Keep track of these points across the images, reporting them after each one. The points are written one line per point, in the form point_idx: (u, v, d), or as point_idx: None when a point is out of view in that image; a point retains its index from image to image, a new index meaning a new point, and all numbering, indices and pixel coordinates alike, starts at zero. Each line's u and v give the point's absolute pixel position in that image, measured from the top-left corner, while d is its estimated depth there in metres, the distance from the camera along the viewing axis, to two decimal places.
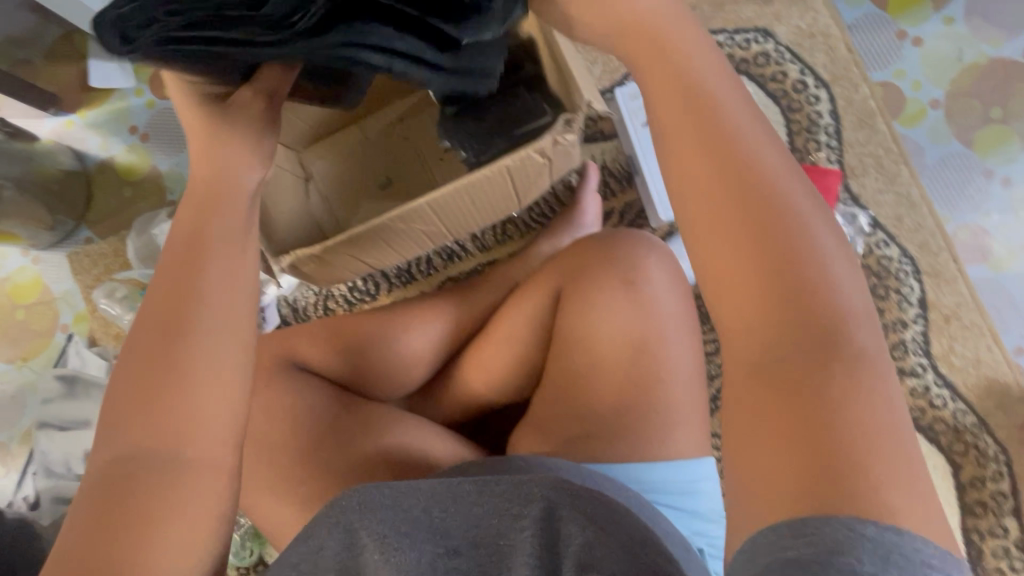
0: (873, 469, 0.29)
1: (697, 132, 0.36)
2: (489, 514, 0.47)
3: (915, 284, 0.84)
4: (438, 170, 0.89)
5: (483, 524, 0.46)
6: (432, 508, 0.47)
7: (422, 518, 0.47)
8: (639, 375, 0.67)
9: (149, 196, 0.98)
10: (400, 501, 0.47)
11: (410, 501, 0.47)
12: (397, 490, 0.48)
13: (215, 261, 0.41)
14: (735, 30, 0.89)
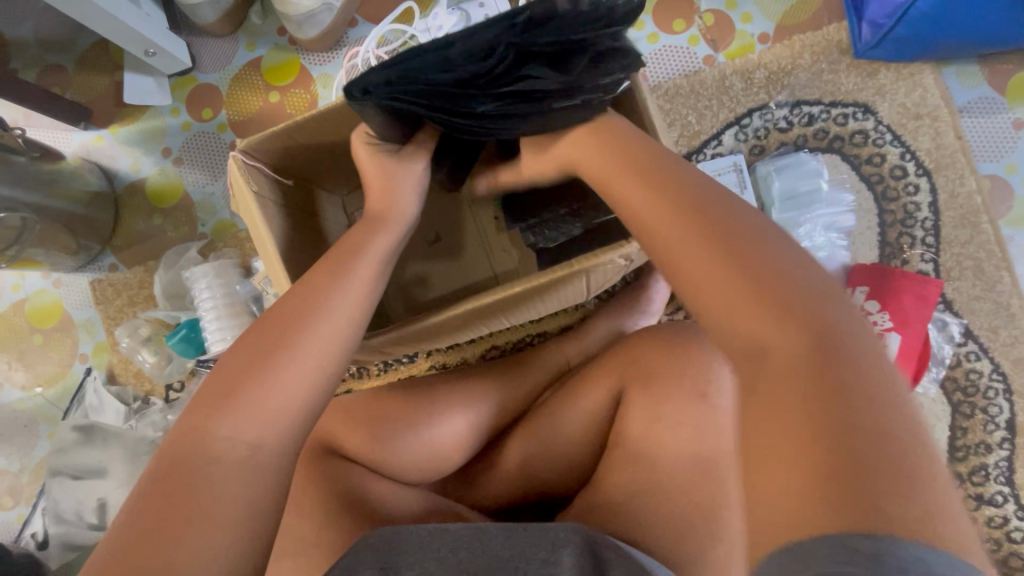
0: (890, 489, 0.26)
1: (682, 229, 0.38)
2: (516, 552, 0.53)
3: (1005, 404, 0.76)
4: (493, 231, 0.81)
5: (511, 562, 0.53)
6: (459, 548, 0.54)
7: (451, 557, 0.53)
8: (708, 505, 0.57)
9: (179, 226, 0.91)
10: (429, 541, 0.55)
11: (438, 543, 0.55)
12: (428, 531, 0.56)
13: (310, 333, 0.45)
14: (831, 103, 0.80)
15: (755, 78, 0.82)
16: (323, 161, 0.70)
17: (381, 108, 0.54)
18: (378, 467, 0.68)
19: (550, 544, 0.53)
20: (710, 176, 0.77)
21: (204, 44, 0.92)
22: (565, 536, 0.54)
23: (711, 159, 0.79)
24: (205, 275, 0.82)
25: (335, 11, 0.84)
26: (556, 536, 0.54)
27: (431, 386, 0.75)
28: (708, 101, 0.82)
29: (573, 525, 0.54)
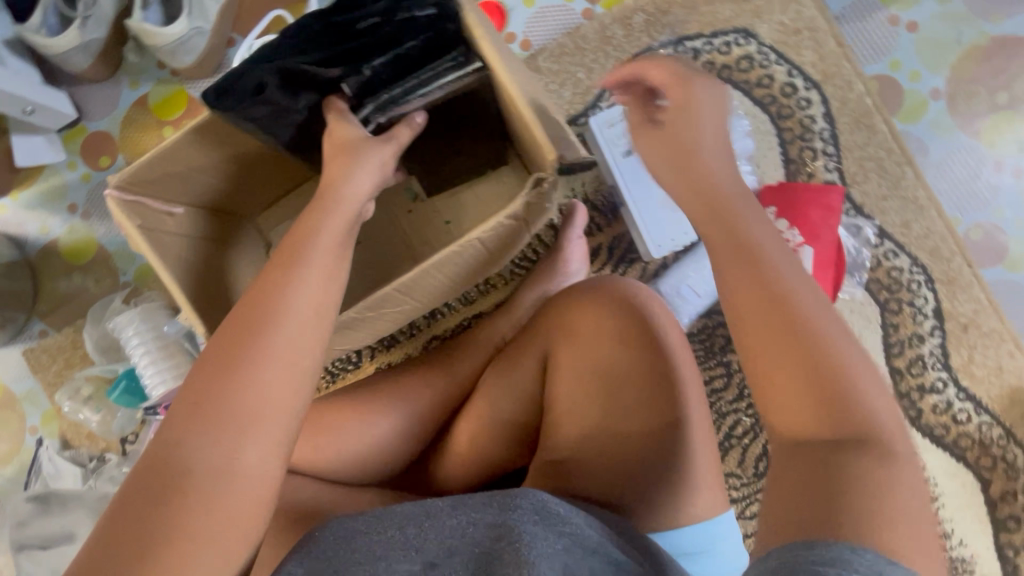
0: (877, 480, 0.33)
1: (722, 241, 0.40)
2: (464, 522, 0.54)
3: (929, 294, 0.78)
4: (412, 223, 0.83)
5: (461, 534, 0.53)
6: (407, 526, 0.55)
7: (398, 536, 0.54)
8: (643, 445, 0.60)
9: (100, 278, 0.90)
10: (374, 526, 0.56)
11: (388, 524, 0.56)
12: (374, 516, 0.57)
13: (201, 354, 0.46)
14: (712, 34, 0.81)
15: (634, 23, 0.82)
16: (207, 182, 0.68)
17: (237, 103, 0.55)
18: (331, 479, 0.68)
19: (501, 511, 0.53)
20: (604, 127, 0.77)
21: (86, 91, 0.90)
22: (516, 500, 0.54)
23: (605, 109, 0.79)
24: (131, 321, 0.82)
25: (207, 34, 0.82)
26: (511, 501, 0.54)
27: (376, 386, 0.76)
28: (593, 55, 0.82)
29: (525, 490, 0.54)
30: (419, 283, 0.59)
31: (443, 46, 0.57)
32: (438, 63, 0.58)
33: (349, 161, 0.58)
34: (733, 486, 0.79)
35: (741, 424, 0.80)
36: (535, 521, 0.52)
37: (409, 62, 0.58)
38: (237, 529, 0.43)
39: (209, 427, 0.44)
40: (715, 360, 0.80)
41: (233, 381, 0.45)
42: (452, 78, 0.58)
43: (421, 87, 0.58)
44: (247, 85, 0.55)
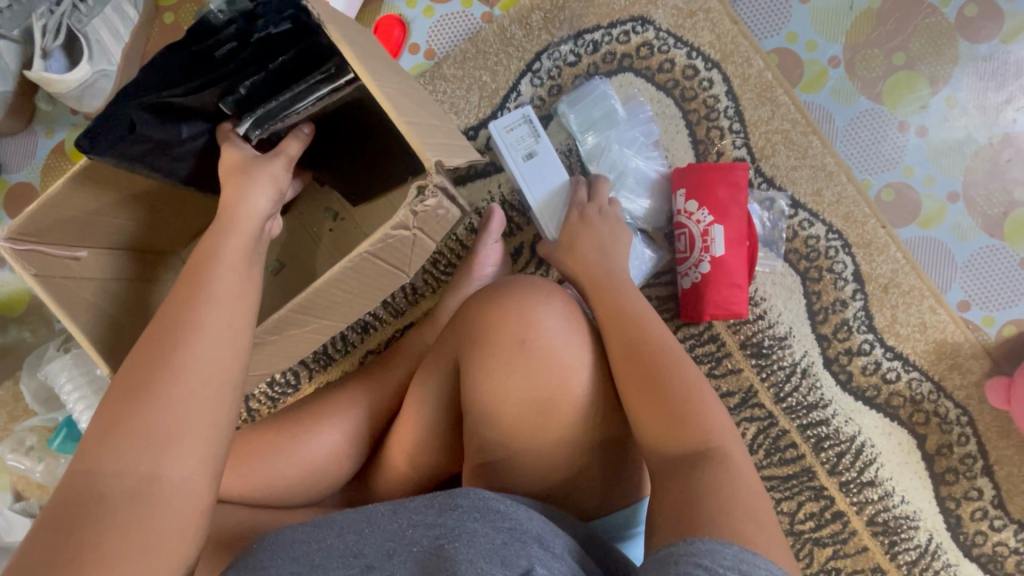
0: (706, 473, 0.45)
1: (612, 317, 0.59)
2: (403, 524, 0.54)
3: (847, 259, 0.79)
4: (334, 241, 0.83)
5: (400, 536, 0.53)
6: (347, 533, 0.55)
7: (338, 544, 0.54)
8: (559, 435, 0.61)
9: (36, 328, 0.90)
10: (313, 535, 0.56)
11: (325, 533, 0.55)
12: (312, 526, 0.57)
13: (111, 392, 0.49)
14: (610, 24, 0.82)
15: (532, 21, 0.83)
16: (114, 223, 0.67)
17: (116, 147, 0.55)
18: (268, 503, 0.69)
19: (440, 511, 0.54)
20: (504, 133, 0.75)
21: (2, 144, 0.90)
22: (457, 499, 0.54)
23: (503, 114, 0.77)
24: (65, 368, 0.82)
25: (111, 75, 0.83)
26: (452, 501, 0.54)
27: (307, 405, 0.76)
28: (496, 57, 0.83)
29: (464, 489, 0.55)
30: (319, 300, 0.59)
31: (311, 58, 0.58)
32: (309, 76, 0.59)
33: (236, 188, 0.59)
34: None
35: None
36: (475, 516, 0.52)
37: (281, 79, 0.59)
38: (167, 546, 0.46)
39: (127, 447, 0.47)
40: None
41: (138, 412, 0.48)
42: (326, 91, 0.59)
43: (298, 101, 0.59)
44: (121, 126, 0.55)
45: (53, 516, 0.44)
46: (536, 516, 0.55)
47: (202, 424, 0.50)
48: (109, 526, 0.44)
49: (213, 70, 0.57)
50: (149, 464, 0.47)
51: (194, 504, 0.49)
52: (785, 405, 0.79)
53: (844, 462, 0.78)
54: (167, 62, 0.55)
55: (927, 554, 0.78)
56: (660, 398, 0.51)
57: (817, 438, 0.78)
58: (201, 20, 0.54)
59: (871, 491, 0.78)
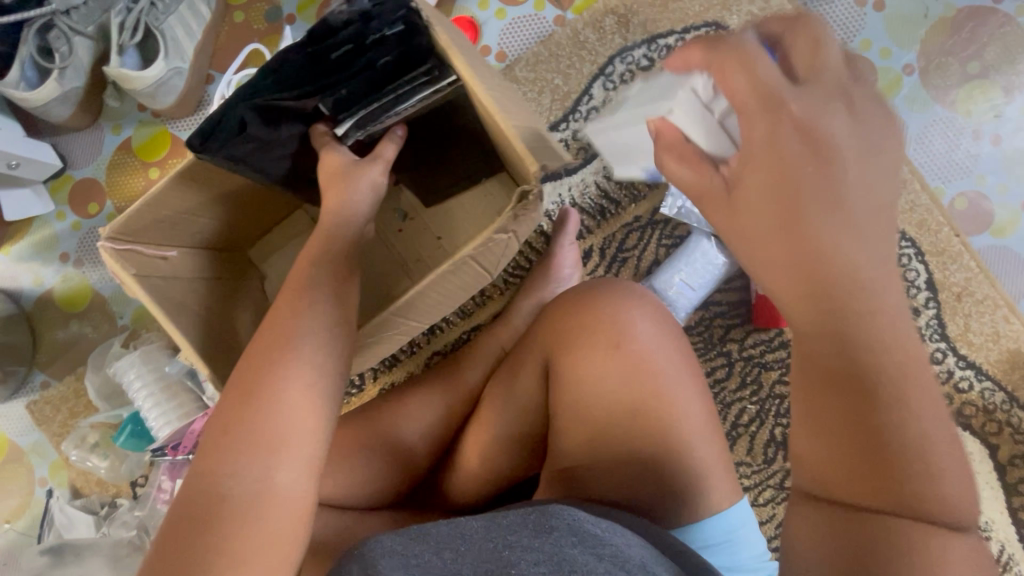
0: (928, 532, 0.38)
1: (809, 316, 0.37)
2: (499, 543, 0.51)
3: (920, 267, 0.79)
4: (403, 242, 0.83)
5: (497, 557, 0.49)
6: (443, 550, 0.51)
7: (435, 561, 0.50)
8: (650, 443, 0.60)
9: (98, 324, 0.90)
10: (409, 547, 0.51)
11: (420, 546, 0.51)
12: (407, 536, 0.52)
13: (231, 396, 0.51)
14: (684, 29, 0.82)
15: (606, 25, 0.83)
16: (199, 222, 0.68)
17: (224, 149, 0.56)
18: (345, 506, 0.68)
19: (537, 533, 0.51)
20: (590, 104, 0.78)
21: (69, 140, 0.90)
22: (551, 520, 0.52)
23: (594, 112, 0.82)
24: (132, 364, 0.82)
25: (185, 73, 0.83)
26: (548, 520, 0.52)
27: (381, 407, 0.76)
28: (568, 60, 0.83)
29: (559, 509, 0.52)
30: (415, 301, 0.59)
31: (414, 60, 0.57)
32: (411, 78, 0.58)
33: (339, 192, 0.60)
34: (744, 474, 0.80)
35: (746, 412, 0.80)
36: (574, 541, 0.50)
37: (382, 82, 0.58)
38: (275, 551, 0.47)
39: (246, 447, 0.48)
40: (715, 351, 0.81)
41: (252, 414, 0.49)
42: (429, 92, 0.59)
43: (398, 104, 0.59)
44: (229, 127, 0.55)
45: (181, 517, 0.46)
46: (636, 540, 0.52)
47: (308, 424, 0.51)
48: (231, 526, 0.46)
49: (321, 72, 0.56)
50: (261, 468, 0.48)
51: (300, 508, 0.49)
52: None
53: None
54: (284, 63, 0.55)
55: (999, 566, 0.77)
56: (882, 460, 0.37)
57: None
58: (321, 22, 0.54)
59: None
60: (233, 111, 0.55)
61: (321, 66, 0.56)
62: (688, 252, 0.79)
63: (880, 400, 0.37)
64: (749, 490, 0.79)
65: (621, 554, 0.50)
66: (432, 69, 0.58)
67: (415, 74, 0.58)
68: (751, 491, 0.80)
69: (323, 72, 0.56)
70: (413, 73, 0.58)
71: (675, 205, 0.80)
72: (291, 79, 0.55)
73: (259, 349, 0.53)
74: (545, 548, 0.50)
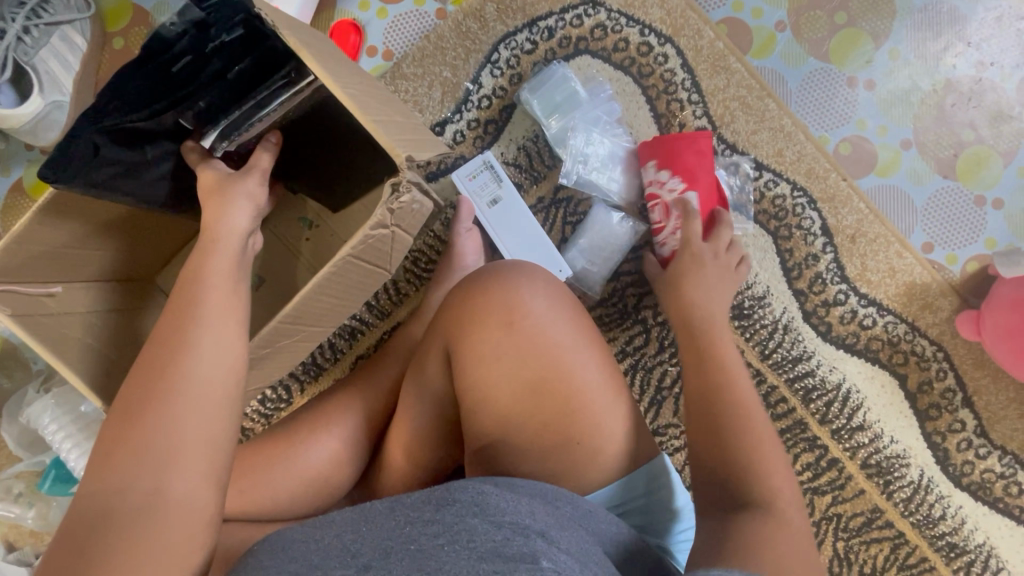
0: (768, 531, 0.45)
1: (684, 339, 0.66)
2: (402, 521, 0.51)
3: (814, 215, 0.82)
4: (312, 251, 0.83)
5: (397, 533, 0.50)
6: (345, 533, 0.52)
7: (336, 543, 0.51)
8: (552, 414, 0.61)
9: (12, 373, 0.87)
10: (312, 535, 0.54)
11: (323, 533, 0.53)
12: (312, 526, 0.55)
13: (115, 421, 0.50)
14: (562, 10, 0.83)
15: (486, 13, 0.84)
16: (85, 254, 0.67)
17: (81, 177, 0.55)
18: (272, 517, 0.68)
19: (440, 507, 0.51)
20: (466, 181, 0.79)
21: None
22: (455, 496, 0.52)
23: (463, 163, 0.80)
24: (47, 409, 0.80)
25: (65, 106, 0.81)
26: (449, 495, 0.52)
27: (303, 417, 0.75)
28: (453, 52, 0.84)
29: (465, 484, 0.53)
30: (305, 308, 0.59)
31: (267, 63, 0.58)
32: (268, 82, 0.59)
33: (216, 207, 0.60)
34: (672, 436, 0.82)
35: (668, 375, 0.82)
36: (475, 512, 0.50)
37: (239, 88, 0.58)
38: (172, 557, 0.47)
39: (135, 464, 0.48)
40: (631, 320, 0.82)
41: (138, 432, 0.49)
42: (289, 95, 0.59)
43: (259, 110, 0.59)
44: (83, 154, 0.54)
45: (72, 531, 0.46)
46: (542, 511, 0.53)
47: (203, 438, 0.51)
48: (127, 538, 0.45)
49: (169, 86, 0.56)
50: (152, 480, 0.48)
51: (200, 516, 0.49)
52: (771, 361, 0.81)
53: (833, 410, 0.81)
54: (124, 82, 0.53)
55: (921, 489, 0.81)
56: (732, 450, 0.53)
57: (805, 390, 0.81)
58: (153, 35, 0.52)
59: (862, 436, 0.81)
60: (82, 137, 0.54)
61: (168, 80, 0.55)
62: (592, 226, 0.80)
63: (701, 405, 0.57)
64: (679, 450, 0.82)
65: (525, 521, 0.50)
66: (289, 72, 0.58)
67: (272, 77, 0.58)
68: (681, 451, 0.82)
69: (172, 86, 0.56)
70: (268, 77, 0.59)
71: (574, 175, 0.79)
72: (140, 96, 0.55)
73: (142, 373, 0.53)
74: (446, 519, 0.50)
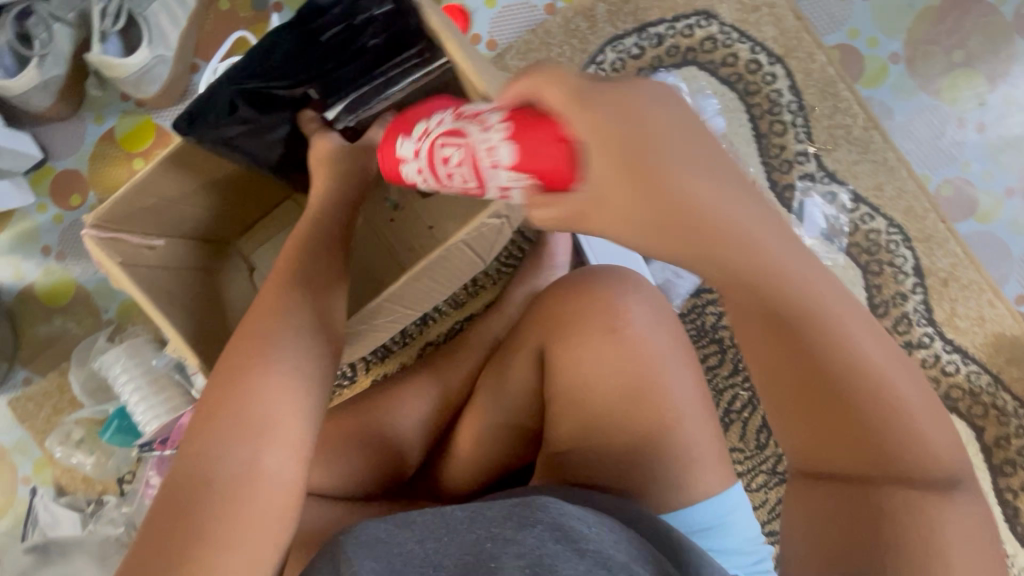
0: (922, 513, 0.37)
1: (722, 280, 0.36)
2: (484, 536, 0.50)
3: (908, 253, 0.80)
4: (395, 233, 0.82)
5: (478, 549, 0.49)
6: (427, 540, 0.51)
7: (418, 550, 0.50)
8: (643, 428, 0.60)
9: (82, 319, 0.88)
10: (393, 535, 0.50)
11: (404, 535, 0.51)
12: (392, 524, 0.52)
13: (219, 383, 0.50)
14: (674, 18, 0.82)
15: (597, 14, 0.83)
16: (187, 211, 0.67)
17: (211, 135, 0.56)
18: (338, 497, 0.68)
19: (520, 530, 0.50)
20: None
21: (49, 131, 0.88)
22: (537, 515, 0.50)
23: None
24: (119, 359, 0.80)
25: (169, 61, 0.82)
26: (532, 514, 0.51)
27: (373, 398, 0.75)
28: (559, 49, 0.83)
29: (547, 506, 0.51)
30: (410, 291, 0.59)
31: (402, 41, 0.57)
32: (400, 59, 0.58)
33: (331, 180, 0.60)
34: (737, 460, 0.80)
35: (739, 398, 0.81)
36: (558, 538, 0.49)
37: (370, 63, 0.58)
38: (263, 538, 0.45)
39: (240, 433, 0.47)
40: (708, 338, 0.81)
41: (243, 396, 0.48)
42: (419, 75, 0.58)
43: (387, 87, 0.59)
44: (219, 110, 0.56)
45: (167, 501, 0.45)
46: (623, 537, 0.52)
47: (298, 416, 0.49)
48: (217, 517, 0.44)
49: (310, 54, 0.56)
50: (249, 452, 0.46)
51: (294, 495, 0.48)
52: None
53: None
54: (273, 46, 0.55)
55: None
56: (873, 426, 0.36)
57: None
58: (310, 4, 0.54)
59: None
60: (222, 95, 0.55)
61: (309, 49, 0.56)
62: None
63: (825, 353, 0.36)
64: (741, 476, 0.80)
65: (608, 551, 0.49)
66: (421, 50, 0.57)
67: (404, 55, 0.57)
68: (744, 476, 0.80)
69: (312, 56, 0.56)
70: (400, 55, 0.58)
71: None
72: (280, 62, 0.56)
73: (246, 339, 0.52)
74: (528, 542, 0.48)
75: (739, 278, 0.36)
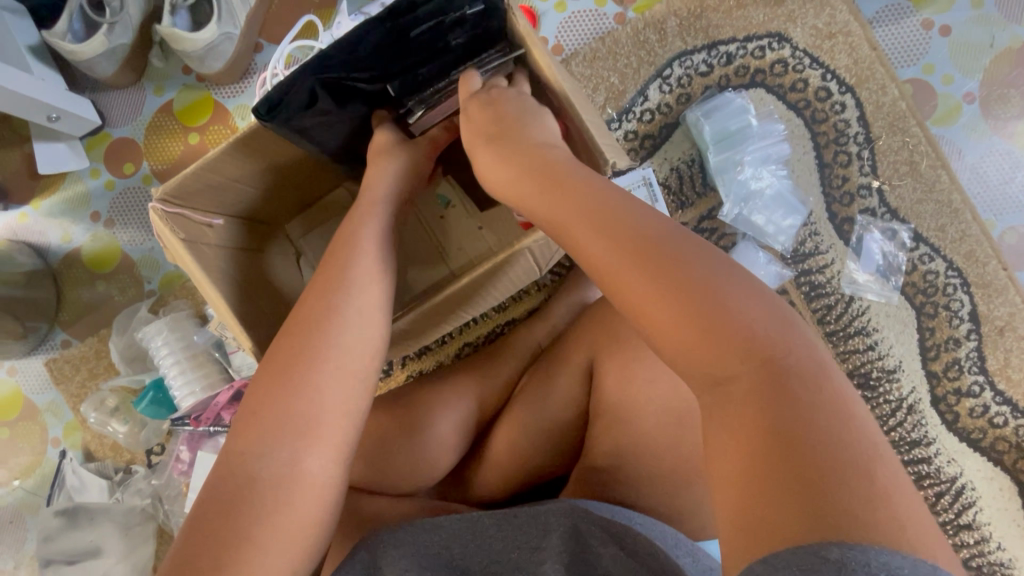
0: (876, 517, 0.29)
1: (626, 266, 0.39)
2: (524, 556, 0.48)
3: (965, 298, 0.78)
4: (444, 230, 0.82)
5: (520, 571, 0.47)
6: (453, 544, 0.51)
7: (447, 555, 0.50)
8: (687, 453, 0.59)
9: (125, 287, 0.88)
10: (421, 538, 0.51)
11: (434, 538, 0.51)
12: (420, 527, 0.52)
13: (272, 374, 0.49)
14: (746, 38, 0.81)
15: (668, 27, 0.81)
16: (247, 192, 0.67)
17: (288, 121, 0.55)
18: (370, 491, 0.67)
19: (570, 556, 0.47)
20: None
21: (109, 97, 0.89)
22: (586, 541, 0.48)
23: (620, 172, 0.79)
24: (160, 331, 0.80)
25: (236, 39, 0.81)
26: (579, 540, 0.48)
27: (411, 395, 0.74)
28: (627, 60, 0.82)
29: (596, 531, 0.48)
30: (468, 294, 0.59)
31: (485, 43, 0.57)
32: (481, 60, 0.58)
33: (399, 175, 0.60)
34: None
35: None
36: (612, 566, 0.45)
37: (451, 63, 0.58)
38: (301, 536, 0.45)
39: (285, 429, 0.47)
40: None
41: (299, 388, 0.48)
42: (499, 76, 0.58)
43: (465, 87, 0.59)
44: (299, 96, 0.54)
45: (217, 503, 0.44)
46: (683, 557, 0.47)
47: (342, 416, 0.49)
48: (255, 515, 0.43)
49: (396, 49, 0.55)
50: (291, 450, 0.46)
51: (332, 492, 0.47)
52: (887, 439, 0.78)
53: (943, 502, 0.78)
54: (363, 35, 0.53)
55: None
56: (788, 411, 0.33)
57: (917, 475, 0.78)
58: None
59: (967, 535, 0.77)
60: (305, 81, 0.54)
61: (396, 44, 0.55)
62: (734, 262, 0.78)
63: (786, 371, 0.34)
64: None
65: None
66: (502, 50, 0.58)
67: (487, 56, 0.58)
68: None
69: (399, 51, 0.55)
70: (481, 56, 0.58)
71: (733, 212, 0.78)
72: (366, 55, 0.55)
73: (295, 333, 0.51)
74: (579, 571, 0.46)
75: (656, 260, 0.38)
